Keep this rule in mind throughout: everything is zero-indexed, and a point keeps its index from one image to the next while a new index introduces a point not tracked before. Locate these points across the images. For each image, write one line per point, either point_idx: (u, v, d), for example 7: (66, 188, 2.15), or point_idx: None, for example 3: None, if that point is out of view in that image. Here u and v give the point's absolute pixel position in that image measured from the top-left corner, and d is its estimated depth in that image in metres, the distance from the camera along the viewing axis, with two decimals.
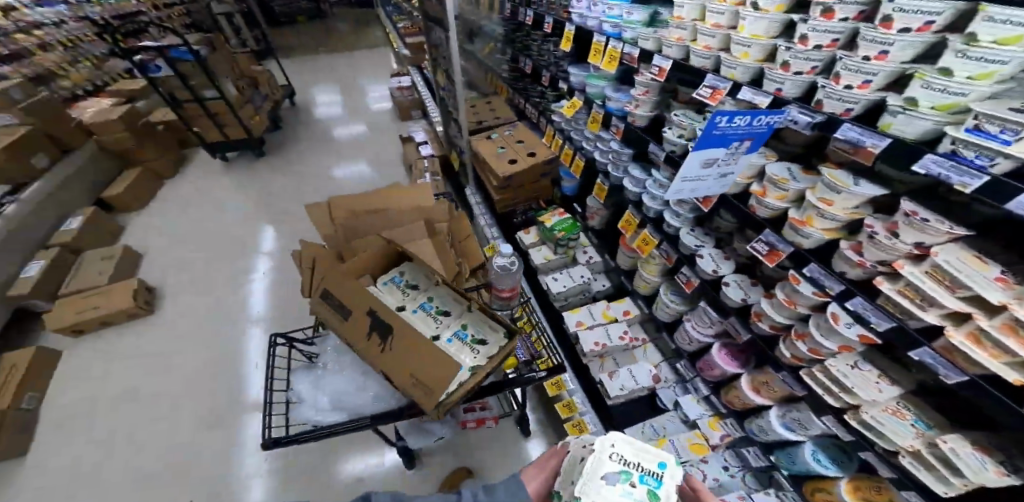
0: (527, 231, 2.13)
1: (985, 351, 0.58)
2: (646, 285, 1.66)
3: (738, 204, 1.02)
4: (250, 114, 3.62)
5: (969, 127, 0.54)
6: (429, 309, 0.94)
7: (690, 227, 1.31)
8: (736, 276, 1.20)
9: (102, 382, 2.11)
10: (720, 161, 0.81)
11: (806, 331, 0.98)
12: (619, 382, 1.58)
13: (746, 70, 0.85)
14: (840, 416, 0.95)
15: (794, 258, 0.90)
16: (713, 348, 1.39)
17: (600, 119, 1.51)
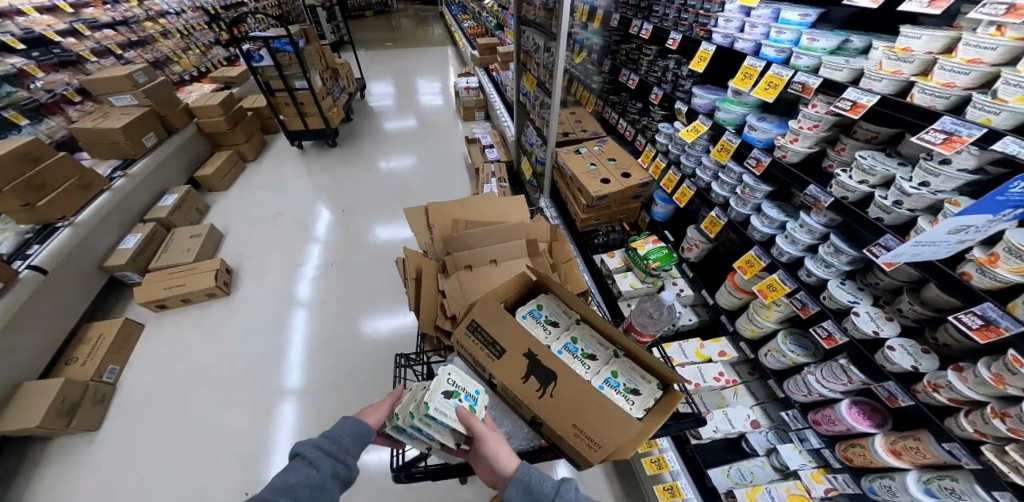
0: (610, 255, 2.01)
1: None
2: (752, 330, 1.47)
3: (942, 267, 0.86)
4: (330, 105, 3.72)
5: None
6: (575, 351, 0.86)
7: (840, 280, 1.14)
8: (902, 339, 1.00)
9: (183, 354, 2.20)
10: (975, 228, 0.68)
11: (1008, 410, 0.77)
12: (713, 423, 1.39)
13: (1011, 115, 0.69)
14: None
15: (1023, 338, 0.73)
16: (841, 403, 1.16)
17: (733, 148, 1.37)
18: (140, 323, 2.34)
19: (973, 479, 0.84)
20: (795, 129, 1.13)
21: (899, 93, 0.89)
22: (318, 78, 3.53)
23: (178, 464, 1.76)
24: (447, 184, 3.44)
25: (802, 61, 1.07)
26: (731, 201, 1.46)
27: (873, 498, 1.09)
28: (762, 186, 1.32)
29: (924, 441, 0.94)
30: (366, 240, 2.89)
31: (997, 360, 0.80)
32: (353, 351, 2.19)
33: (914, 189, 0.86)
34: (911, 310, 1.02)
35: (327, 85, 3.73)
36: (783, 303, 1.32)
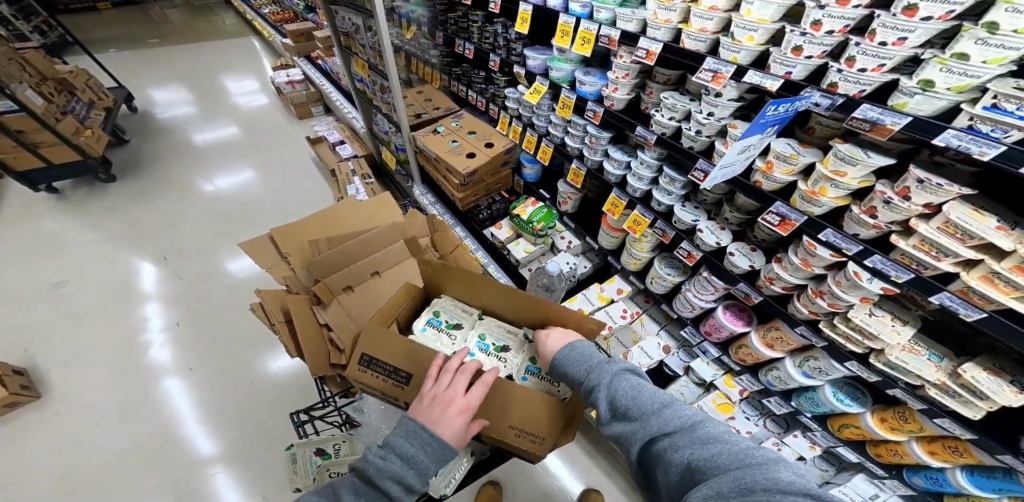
0: (499, 227, 2.02)
1: (932, 256, 0.76)
2: (636, 263, 1.64)
3: (742, 179, 1.07)
4: (74, 128, 2.74)
5: (986, 106, 0.61)
6: (488, 346, 0.83)
7: (681, 204, 1.33)
8: (737, 244, 1.22)
9: (20, 487, 1.58)
10: (756, 145, 0.85)
11: (821, 287, 1.02)
12: (636, 360, 1.58)
13: (748, 53, 0.88)
14: (862, 359, 1.02)
15: (807, 224, 0.95)
16: (717, 310, 1.39)
17: (572, 104, 1.46)
18: None
19: (829, 356, 1.10)
20: (613, 79, 1.24)
21: (673, 38, 1.05)
22: (33, 93, 2.54)
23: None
24: (301, 197, 2.94)
25: (603, 15, 1.17)
26: (584, 151, 1.57)
27: (774, 389, 1.37)
28: (604, 133, 1.46)
29: (783, 330, 1.20)
30: (213, 284, 2.32)
31: (800, 246, 1.05)
32: (246, 410, 1.80)
33: (706, 118, 1.04)
34: (734, 217, 1.24)
35: (54, 100, 2.71)
36: (649, 233, 1.50)
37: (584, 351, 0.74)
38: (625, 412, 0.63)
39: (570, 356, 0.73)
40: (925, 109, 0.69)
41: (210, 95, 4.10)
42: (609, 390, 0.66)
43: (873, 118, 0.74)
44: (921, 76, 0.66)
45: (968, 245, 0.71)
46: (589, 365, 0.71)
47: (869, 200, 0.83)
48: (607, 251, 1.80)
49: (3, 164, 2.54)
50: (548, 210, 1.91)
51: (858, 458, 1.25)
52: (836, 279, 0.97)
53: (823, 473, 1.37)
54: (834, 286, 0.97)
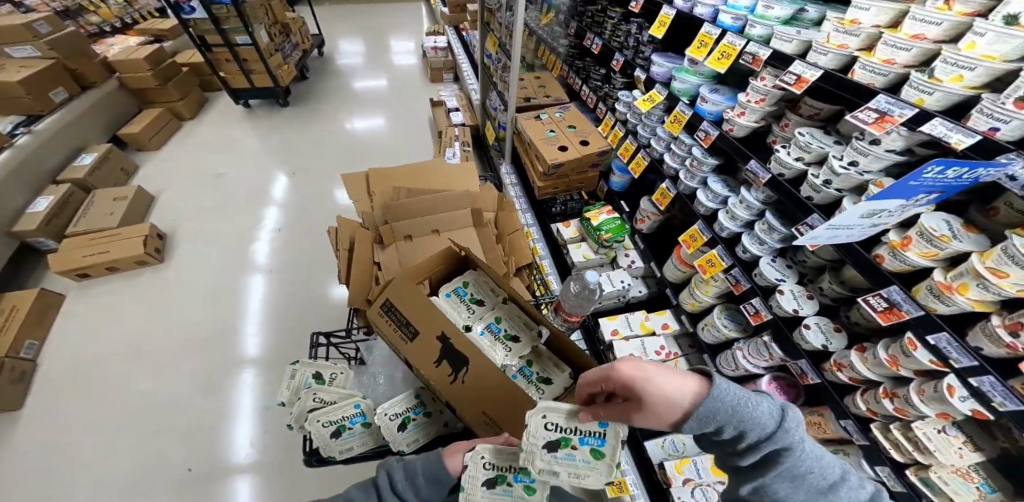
0: (566, 225, 1.99)
1: None
2: (694, 304, 1.50)
3: (859, 249, 0.88)
4: (278, 62, 3.37)
5: None
6: (501, 328, 0.86)
7: (771, 257, 1.16)
8: (819, 318, 1.04)
9: (149, 323, 2.08)
10: (889, 211, 0.64)
11: (896, 390, 0.84)
12: None
13: (944, 97, 0.64)
14: (898, 468, 0.86)
15: (918, 321, 0.75)
16: (763, 379, 1.24)
17: (684, 120, 1.31)
18: (61, 293, 2.17)
19: (862, 455, 0.95)
20: (743, 102, 1.07)
21: (841, 68, 0.82)
22: (263, 33, 3.20)
23: (135, 434, 1.72)
24: (408, 149, 3.23)
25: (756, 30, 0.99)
26: (681, 173, 1.43)
27: None
28: (710, 159, 1.30)
29: (826, 418, 1.05)
30: (321, 203, 2.72)
31: (894, 342, 0.86)
32: (307, 316, 2.13)
33: (845, 167, 0.83)
34: (830, 289, 1.05)
35: (276, 42, 3.39)
36: (720, 278, 1.34)
37: (755, 410, 0.49)
38: (800, 478, 0.49)
39: (739, 409, 0.49)
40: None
41: (368, 45, 4.66)
42: (793, 453, 0.49)
43: None
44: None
45: None
46: (767, 417, 0.49)
47: (1019, 313, 0.62)
48: (670, 283, 1.67)
49: (226, 81, 3.26)
50: (622, 223, 1.80)
51: None
52: (920, 386, 0.78)
53: None
54: (914, 393, 0.78)
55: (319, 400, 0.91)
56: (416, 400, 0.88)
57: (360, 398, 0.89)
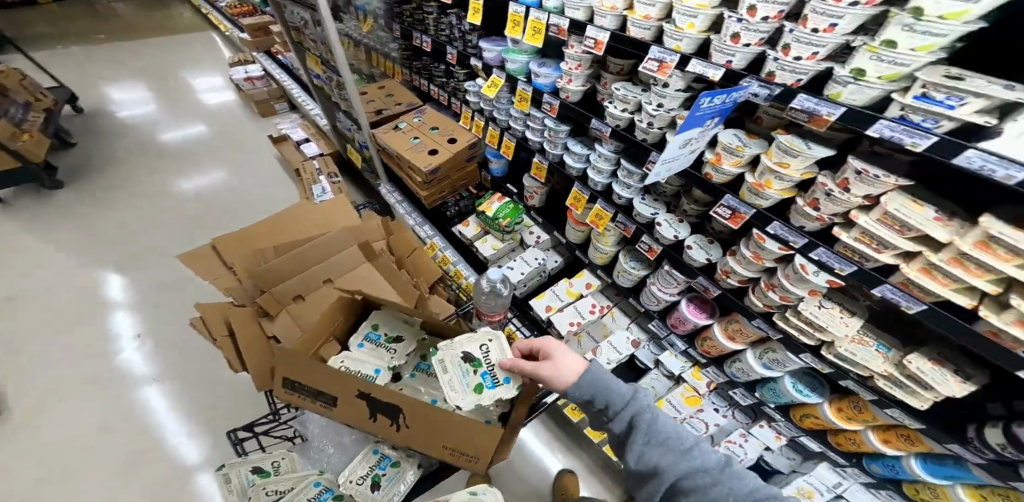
0: (465, 224, 1.99)
1: (927, 276, 0.72)
2: (602, 257, 1.64)
3: (693, 172, 1.04)
4: (11, 133, 2.50)
5: (915, 94, 0.57)
6: (484, 388, 0.76)
7: (641, 197, 1.32)
8: (695, 237, 1.23)
9: None
10: (695, 138, 0.77)
11: (773, 281, 1.07)
12: (604, 356, 1.57)
13: (691, 41, 0.80)
14: (815, 351, 1.09)
15: (756, 218, 0.93)
16: (682, 304, 1.43)
17: (528, 97, 1.39)
18: None
19: (786, 348, 1.17)
20: (566, 71, 1.16)
21: (621, 27, 0.96)
22: None
23: None
24: (263, 198, 2.80)
25: (551, 3, 1.08)
26: (545, 145, 1.51)
27: (738, 380, 1.45)
28: (563, 126, 1.40)
29: (742, 323, 1.26)
30: (172, 290, 2.21)
31: (752, 240, 1.07)
32: (195, 423, 1.72)
33: (656, 110, 0.97)
34: (692, 210, 1.25)
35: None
36: (612, 227, 1.49)
37: (610, 380, 0.67)
38: (663, 441, 0.61)
39: (607, 376, 0.68)
40: (860, 99, 0.63)
41: (161, 91, 3.86)
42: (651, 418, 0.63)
43: (808, 109, 0.68)
44: (858, 64, 0.59)
45: (904, 238, 0.73)
46: (624, 387, 0.66)
47: (812, 192, 0.83)
48: (574, 245, 1.79)
49: None
50: (515, 205, 1.88)
51: (820, 447, 1.37)
52: (785, 271, 1.02)
53: (792, 462, 1.48)
54: (784, 278, 1.01)
55: (270, 494, 0.82)
56: (377, 454, 0.84)
57: (318, 475, 0.84)
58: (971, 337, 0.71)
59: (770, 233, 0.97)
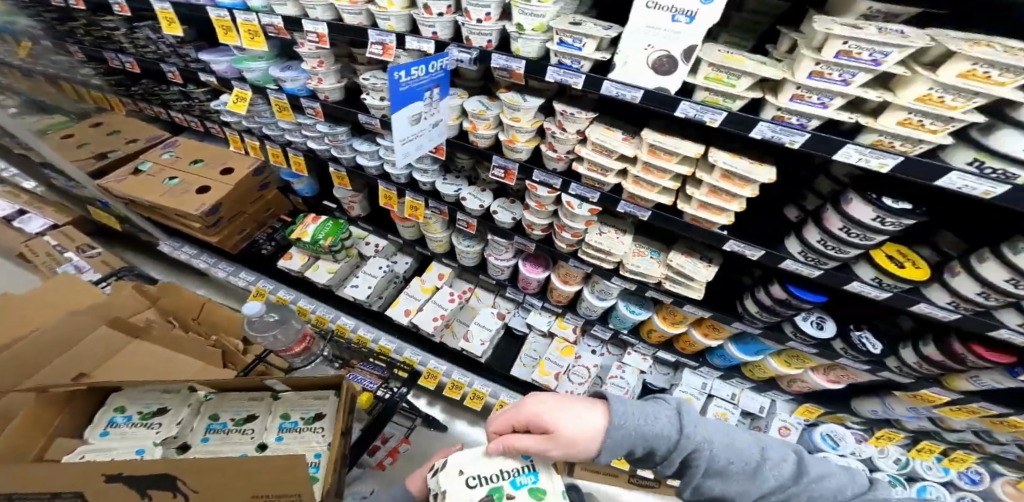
0: (288, 257, 1.87)
1: (644, 189, 0.96)
2: (439, 244, 1.71)
3: (462, 144, 1.10)
4: None
5: (558, 42, 0.75)
6: (536, 484, 0.60)
7: (441, 178, 1.35)
8: (498, 201, 1.33)
9: None
10: (427, 112, 0.85)
11: (563, 222, 1.22)
12: (477, 338, 1.87)
13: (399, 19, 0.84)
14: (618, 272, 1.32)
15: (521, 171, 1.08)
16: (519, 264, 1.59)
17: (287, 105, 1.26)
18: None
19: (603, 277, 1.37)
20: (309, 71, 1.08)
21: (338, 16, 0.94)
22: None
23: None
24: None
25: (254, 2, 0.99)
26: (332, 152, 1.39)
27: (592, 317, 1.76)
28: (338, 129, 1.28)
29: (566, 267, 1.48)
30: None
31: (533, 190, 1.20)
32: None
33: None
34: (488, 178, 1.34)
35: None
36: (431, 215, 1.51)
37: (648, 429, 0.62)
38: (723, 471, 0.61)
39: (639, 427, 0.62)
40: (532, 52, 0.79)
41: None
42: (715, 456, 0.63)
43: (503, 66, 0.81)
44: (517, 18, 0.75)
45: (614, 159, 0.94)
46: (666, 427, 0.63)
47: (547, 136, 0.98)
48: (414, 242, 1.84)
49: None
50: (335, 221, 1.74)
51: (675, 357, 1.75)
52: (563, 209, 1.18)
53: (660, 372, 1.86)
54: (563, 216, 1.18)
55: None
56: None
57: None
58: (681, 225, 1.00)
59: (538, 181, 1.11)
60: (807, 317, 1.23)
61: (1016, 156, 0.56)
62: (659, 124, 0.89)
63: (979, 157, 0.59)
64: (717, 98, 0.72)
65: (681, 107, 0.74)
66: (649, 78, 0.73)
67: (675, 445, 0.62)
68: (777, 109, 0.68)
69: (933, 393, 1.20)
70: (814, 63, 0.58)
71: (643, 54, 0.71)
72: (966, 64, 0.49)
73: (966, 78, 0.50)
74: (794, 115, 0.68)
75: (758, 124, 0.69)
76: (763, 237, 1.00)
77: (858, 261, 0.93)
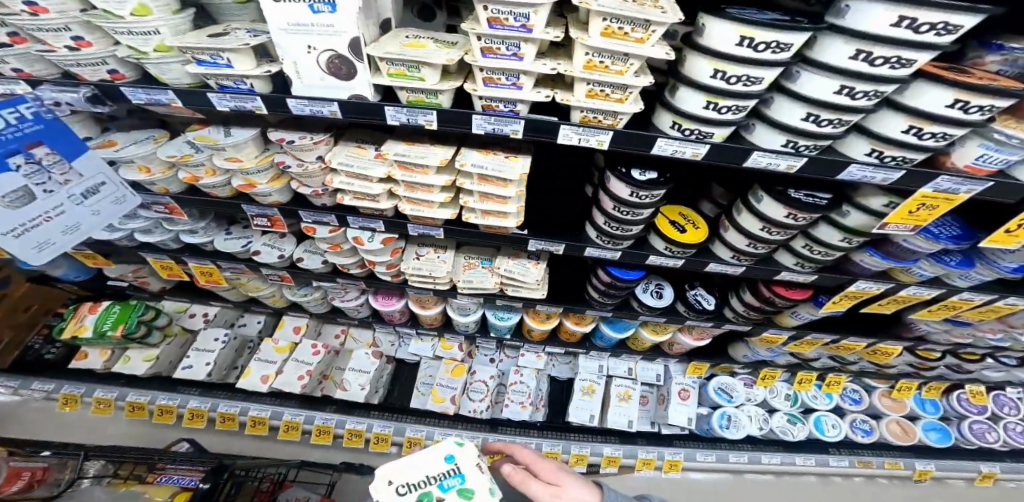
0: (82, 357, 1.59)
1: (423, 207, 0.84)
2: (277, 299, 1.51)
3: (201, 196, 0.88)
4: None
5: (194, 60, 0.57)
6: (462, 483, 0.65)
7: (223, 233, 1.14)
8: (303, 246, 1.15)
9: None
10: (35, 183, 0.66)
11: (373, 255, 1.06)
12: (355, 384, 1.60)
13: None
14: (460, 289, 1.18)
15: (286, 214, 0.91)
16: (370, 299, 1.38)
17: None
18: None
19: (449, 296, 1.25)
20: None
21: None
22: None
23: None
24: None
25: None
26: None
27: (471, 330, 1.62)
28: None
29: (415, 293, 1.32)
30: None
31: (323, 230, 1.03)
32: None
33: None
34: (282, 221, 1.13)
35: None
36: (237, 274, 1.28)
37: None
38: None
39: None
40: (182, 79, 0.62)
41: None
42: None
43: (147, 99, 0.66)
44: (125, 43, 0.57)
45: (377, 183, 0.80)
46: None
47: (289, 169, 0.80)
48: (246, 301, 1.57)
49: None
50: (127, 304, 1.49)
51: (562, 348, 1.66)
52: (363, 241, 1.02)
53: (558, 363, 1.77)
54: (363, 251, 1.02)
55: None
56: None
57: None
58: (477, 235, 0.91)
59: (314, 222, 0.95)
60: (645, 289, 1.22)
61: (698, 115, 0.61)
62: (403, 135, 0.77)
63: (676, 121, 0.64)
64: (420, 96, 0.61)
65: (390, 114, 0.62)
66: (334, 84, 0.58)
67: None
68: (479, 97, 0.60)
69: (773, 334, 1.29)
70: (477, 37, 0.52)
71: (308, 56, 0.55)
72: (602, 21, 0.48)
73: (609, 36, 0.50)
74: (501, 102, 0.61)
75: (472, 118, 0.62)
76: (567, 230, 0.95)
77: (650, 233, 0.96)
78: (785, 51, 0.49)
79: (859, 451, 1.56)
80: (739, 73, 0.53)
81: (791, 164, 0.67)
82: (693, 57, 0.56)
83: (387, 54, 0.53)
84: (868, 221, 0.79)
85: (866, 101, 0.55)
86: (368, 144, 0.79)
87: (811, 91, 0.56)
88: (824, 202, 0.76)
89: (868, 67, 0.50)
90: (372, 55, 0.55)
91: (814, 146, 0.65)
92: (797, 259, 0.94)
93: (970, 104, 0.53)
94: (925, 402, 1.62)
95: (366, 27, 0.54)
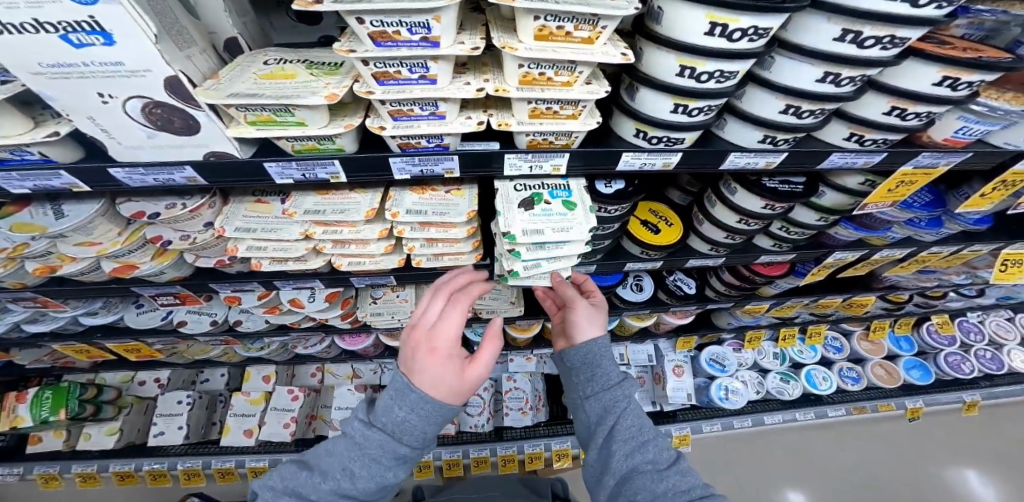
0: (35, 441, 1.38)
1: (366, 259, 0.69)
2: (231, 354, 1.34)
3: (87, 283, 0.77)
4: None
5: None
6: (570, 198, 0.59)
7: (134, 306, 0.96)
8: (238, 307, 0.98)
9: None
10: None
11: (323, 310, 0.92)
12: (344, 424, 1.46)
13: None
14: None
15: (193, 287, 0.78)
16: (335, 342, 1.22)
17: None
18: None
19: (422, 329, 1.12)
20: None
21: None
22: None
23: None
24: None
25: None
26: None
27: None
28: None
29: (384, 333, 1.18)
30: None
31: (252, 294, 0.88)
32: None
33: None
34: None
35: None
36: (166, 344, 1.12)
37: (603, 361, 0.66)
38: (611, 427, 0.59)
39: (599, 353, 0.67)
40: None
41: None
42: (631, 470, 0.54)
43: None
44: None
45: (297, 243, 0.65)
46: (612, 373, 0.65)
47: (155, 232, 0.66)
48: (196, 362, 1.38)
49: None
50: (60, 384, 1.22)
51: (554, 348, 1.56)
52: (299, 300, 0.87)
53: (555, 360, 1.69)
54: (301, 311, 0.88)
55: None
56: None
57: None
58: (433, 276, 0.77)
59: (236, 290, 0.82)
60: (627, 283, 1.14)
61: (664, 121, 0.49)
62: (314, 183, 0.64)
63: (640, 128, 0.51)
64: (309, 144, 0.48)
65: (274, 171, 0.52)
66: (168, 140, 0.48)
67: (600, 382, 0.65)
68: (393, 136, 0.48)
69: (755, 305, 1.23)
70: (362, 61, 0.39)
71: (105, 107, 0.42)
72: (532, 19, 0.36)
73: (544, 40, 0.38)
74: (423, 138, 0.48)
75: (389, 160, 0.50)
76: None
77: (622, 238, 0.86)
78: (761, 38, 0.38)
79: (851, 398, 1.60)
80: (711, 69, 0.41)
81: (771, 160, 0.57)
82: (653, 51, 0.43)
83: (233, 98, 0.41)
84: (846, 199, 0.71)
85: (849, 88, 0.45)
86: (271, 196, 0.64)
87: (791, 80, 0.45)
88: (800, 188, 0.68)
89: (857, 49, 0.40)
90: (213, 103, 0.43)
91: (792, 139, 0.54)
92: (775, 240, 0.86)
93: (960, 80, 0.46)
94: (900, 340, 1.67)
95: (186, 61, 0.43)
